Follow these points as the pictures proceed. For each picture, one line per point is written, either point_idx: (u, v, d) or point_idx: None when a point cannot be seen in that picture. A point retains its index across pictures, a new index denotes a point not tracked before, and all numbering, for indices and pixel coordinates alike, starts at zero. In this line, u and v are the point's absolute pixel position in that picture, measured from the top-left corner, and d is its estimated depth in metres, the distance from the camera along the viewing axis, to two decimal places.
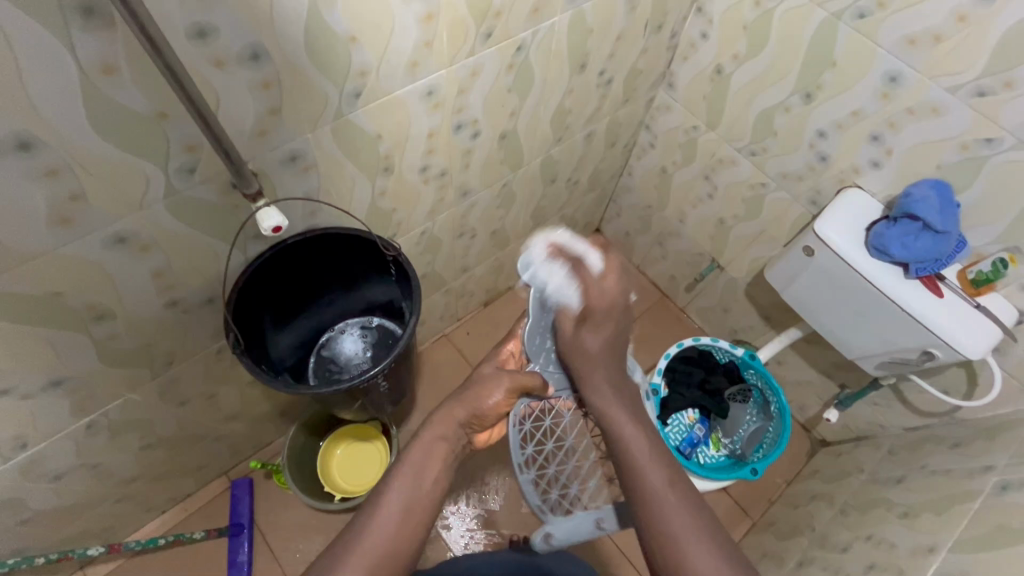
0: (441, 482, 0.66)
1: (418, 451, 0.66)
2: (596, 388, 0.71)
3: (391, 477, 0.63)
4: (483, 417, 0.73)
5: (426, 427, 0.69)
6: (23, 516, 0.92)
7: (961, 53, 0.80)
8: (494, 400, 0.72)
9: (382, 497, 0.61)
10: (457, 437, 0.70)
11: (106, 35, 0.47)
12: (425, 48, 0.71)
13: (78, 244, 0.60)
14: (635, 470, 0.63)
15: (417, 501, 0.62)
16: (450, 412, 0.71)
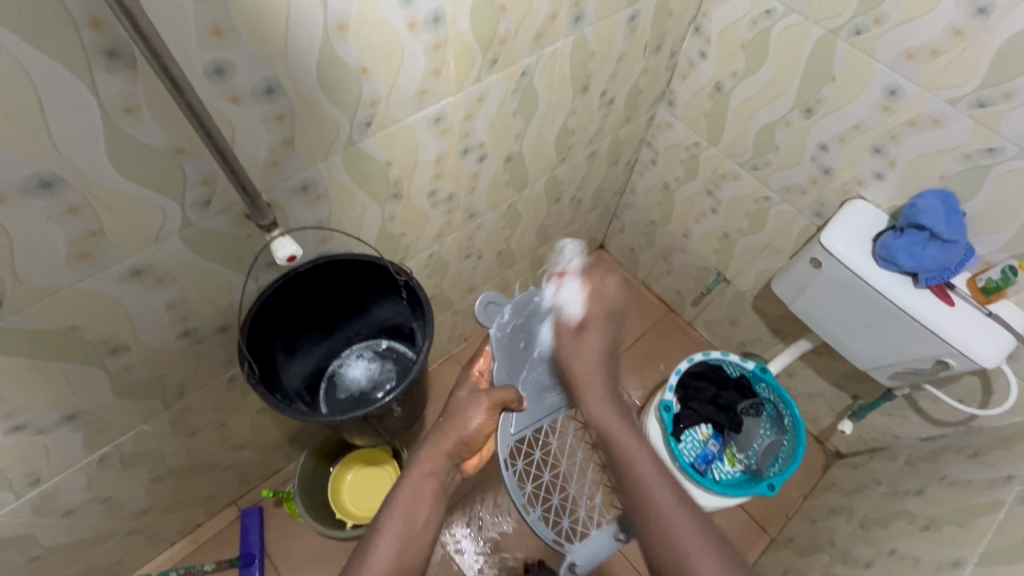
0: (430, 521, 0.71)
1: (407, 490, 0.72)
2: (597, 398, 0.80)
3: (383, 517, 0.69)
4: (466, 442, 0.77)
5: (411, 468, 0.74)
6: (34, 552, 0.90)
7: (959, 65, 0.82)
8: (476, 423, 0.76)
9: (382, 529, 0.68)
10: (445, 470, 0.76)
11: (128, 76, 0.48)
12: (433, 76, 0.73)
13: (95, 279, 0.61)
14: (642, 486, 0.72)
15: (410, 543, 0.68)
16: (434, 450, 0.76)
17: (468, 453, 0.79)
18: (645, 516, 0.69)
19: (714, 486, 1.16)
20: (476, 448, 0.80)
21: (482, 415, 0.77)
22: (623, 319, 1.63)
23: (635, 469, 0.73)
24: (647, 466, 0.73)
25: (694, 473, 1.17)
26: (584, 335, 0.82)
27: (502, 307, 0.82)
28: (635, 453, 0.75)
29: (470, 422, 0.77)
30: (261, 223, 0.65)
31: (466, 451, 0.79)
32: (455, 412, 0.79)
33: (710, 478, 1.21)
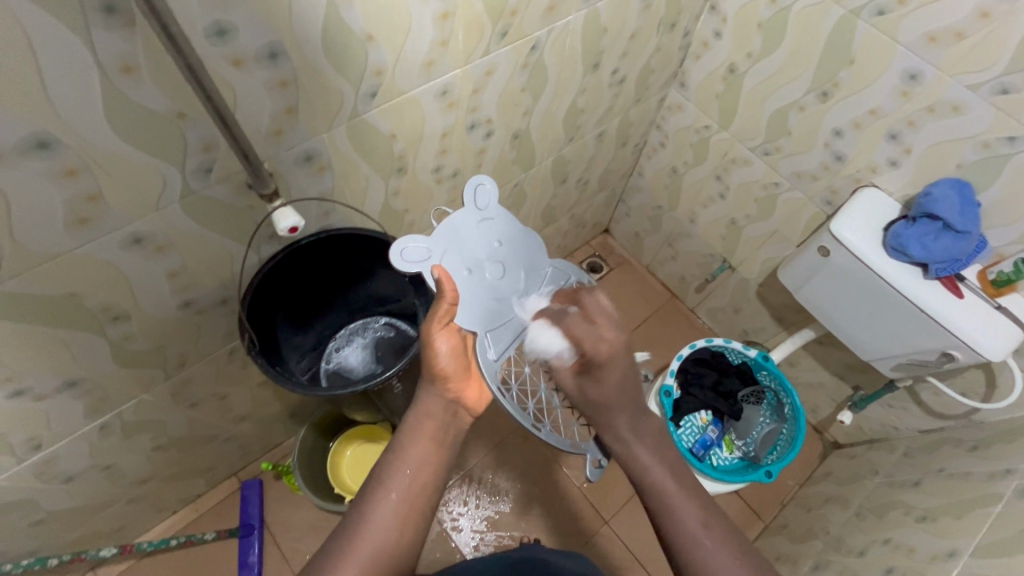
0: (434, 464, 0.64)
1: (410, 440, 0.64)
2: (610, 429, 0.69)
3: (387, 472, 0.62)
4: (446, 372, 0.67)
5: (408, 412, 0.67)
6: (36, 516, 0.92)
7: (984, 50, 0.79)
8: (444, 350, 0.67)
9: (386, 476, 0.62)
10: (446, 412, 0.67)
11: (126, 34, 0.47)
12: (441, 46, 0.71)
13: (96, 244, 0.60)
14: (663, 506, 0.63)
15: (418, 483, 0.62)
16: (426, 390, 0.67)
17: (455, 386, 0.69)
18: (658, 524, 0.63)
19: (712, 472, 1.16)
20: (462, 376, 0.69)
21: (447, 335, 0.67)
22: (625, 304, 1.62)
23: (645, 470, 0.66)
24: (663, 474, 0.65)
25: (693, 458, 1.17)
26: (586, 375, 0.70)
27: (428, 246, 0.68)
28: (645, 462, 0.66)
29: (435, 349, 0.67)
30: (263, 192, 0.64)
31: (451, 384, 0.68)
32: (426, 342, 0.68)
33: (708, 464, 1.21)
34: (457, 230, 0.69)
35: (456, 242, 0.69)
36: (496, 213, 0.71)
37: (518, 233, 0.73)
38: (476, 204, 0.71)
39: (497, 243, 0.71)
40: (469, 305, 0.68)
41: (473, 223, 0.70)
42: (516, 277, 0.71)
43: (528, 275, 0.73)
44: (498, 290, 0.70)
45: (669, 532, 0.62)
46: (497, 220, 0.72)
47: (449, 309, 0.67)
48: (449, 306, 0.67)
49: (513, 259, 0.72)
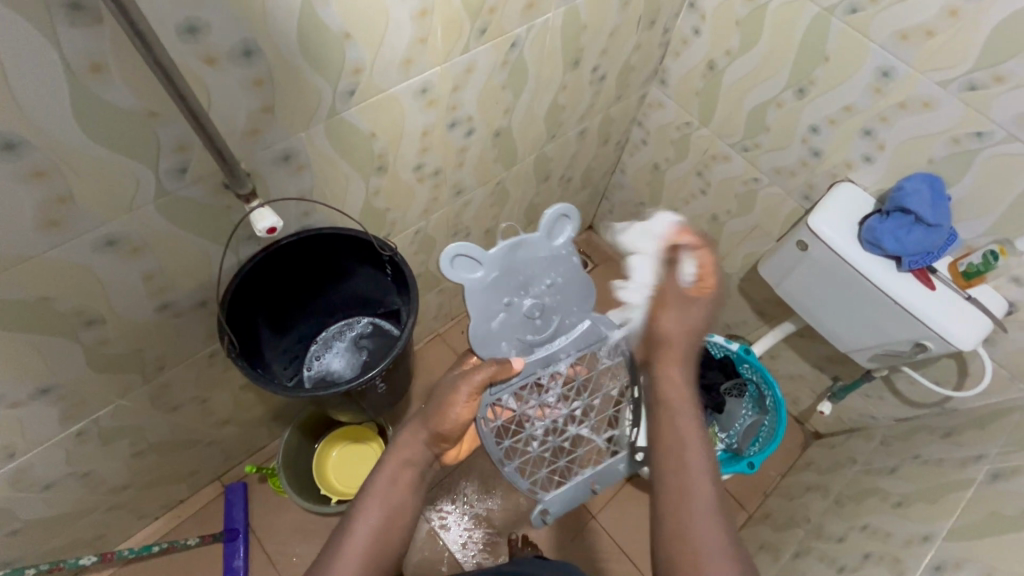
0: (412, 507, 0.65)
1: (387, 476, 0.65)
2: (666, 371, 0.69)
3: (360, 506, 0.62)
4: (446, 433, 0.70)
5: (387, 454, 0.67)
6: (12, 526, 0.90)
7: (953, 46, 0.81)
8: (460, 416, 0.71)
9: (362, 507, 0.62)
10: (425, 461, 0.68)
11: (94, 31, 0.46)
12: (420, 44, 0.70)
13: (68, 246, 0.59)
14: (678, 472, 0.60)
15: (391, 527, 0.61)
16: (414, 435, 0.69)
17: (445, 444, 0.71)
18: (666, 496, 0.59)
19: None
20: (456, 439, 0.72)
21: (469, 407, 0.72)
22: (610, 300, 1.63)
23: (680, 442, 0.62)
24: (696, 447, 0.61)
25: None
26: (659, 314, 0.71)
27: (479, 266, 0.77)
28: (686, 423, 0.64)
29: (455, 412, 0.71)
30: (240, 192, 0.63)
31: (443, 442, 0.71)
32: (450, 398, 0.71)
33: None
34: (517, 253, 0.78)
35: (509, 262, 0.79)
36: (561, 253, 0.82)
37: (575, 277, 0.83)
38: (549, 234, 0.80)
39: (546, 284, 0.82)
40: (489, 323, 0.80)
41: (535, 255, 0.80)
42: (540, 322, 0.83)
43: (559, 319, 0.85)
44: (521, 321, 0.82)
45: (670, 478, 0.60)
46: (557, 260, 0.82)
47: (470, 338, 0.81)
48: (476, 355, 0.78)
49: (551, 300, 0.83)
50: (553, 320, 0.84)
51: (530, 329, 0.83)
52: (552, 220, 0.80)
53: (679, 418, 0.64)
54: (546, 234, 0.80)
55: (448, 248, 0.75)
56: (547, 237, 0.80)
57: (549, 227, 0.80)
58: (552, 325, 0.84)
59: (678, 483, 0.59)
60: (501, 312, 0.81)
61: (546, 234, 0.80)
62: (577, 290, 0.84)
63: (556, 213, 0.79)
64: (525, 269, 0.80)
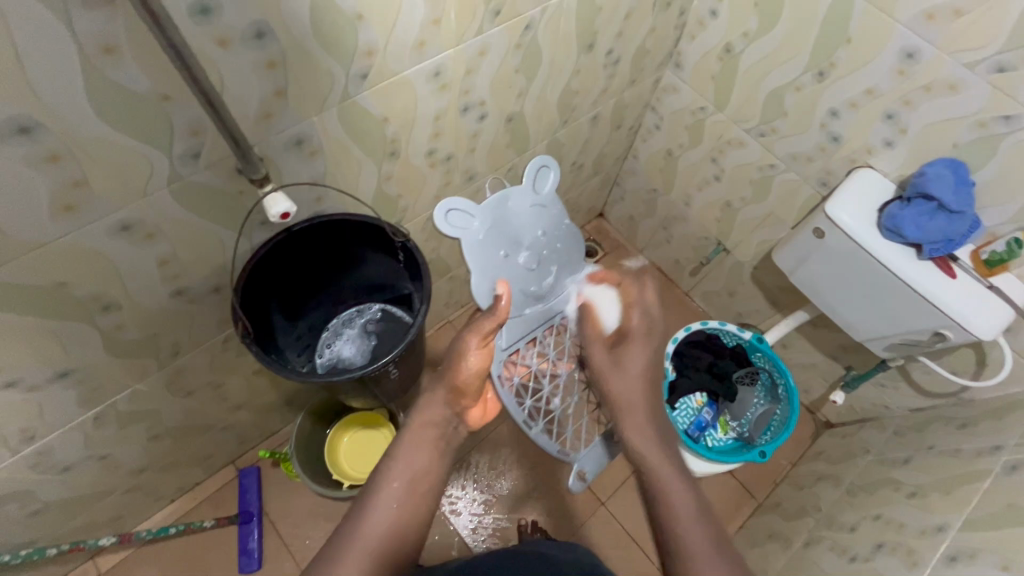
0: (436, 470, 0.64)
1: (410, 437, 0.64)
2: (637, 428, 0.66)
3: (387, 468, 0.62)
4: (464, 386, 0.69)
5: (410, 416, 0.67)
6: (33, 507, 0.91)
7: (982, 27, 0.78)
8: (472, 365, 0.69)
9: (386, 471, 0.62)
10: (447, 421, 0.67)
11: (106, 12, 0.45)
12: (433, 26, 0.69)
13: (83, 231, 0.59)
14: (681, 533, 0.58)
15: (419, 486, 0.61)
16: (433, 396, 0.68)
17: (466, 401, 0.69)
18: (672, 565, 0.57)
19: (707, 453, 1.18)
20: (476, 395, 0.70)
21: (483, 353, 0.69)
22: None
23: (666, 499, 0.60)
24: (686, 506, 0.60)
25: (688, 439, 1.19)
26: (619, 353, 0.71)
27: (474, 218, 0.69)
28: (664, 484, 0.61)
29: (467, 362, 0.69)
30: (253, 178, 0.63)
31: (463, 398, 0.69)
32: (460, 348, 0.69)
33: (703, 445, 1.23)
34: (509, 204, 0.71)
35: (501, 216, 0.71)
36: (549, 202, 0.75)
37: (563, 227, 0.77)
38: (534, 187, 0.73)
39: (539, 234, 0.74)
40: (490, 280, 0.71)
41: (527, 206, 0.73)
42: (540, 276, 0.75)
43: (557, 269, 0.77)
44: (520, 277, 0.73)
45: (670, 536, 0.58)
46: (548, 208, 0.75)
47: (494, 326, 0.69)
48: (496, 323, 0.69)
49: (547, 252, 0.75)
50: (552, 273, 0.77)
51: (532, 282, 0.74)
52: (535, 170, 0.73)
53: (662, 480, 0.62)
54: (530, 184, 0.73)
55: (444, 201, 0.67)
56: (532, 188, 0.73)
57: (532, 177, 0.73)
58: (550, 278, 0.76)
59: (660, 512, 0.60)
60: (501, 269, 0.71)
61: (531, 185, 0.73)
62: (568, 236, 0.77)
63: (536, 163, 0.73)
64: (517, 222, 0.73)
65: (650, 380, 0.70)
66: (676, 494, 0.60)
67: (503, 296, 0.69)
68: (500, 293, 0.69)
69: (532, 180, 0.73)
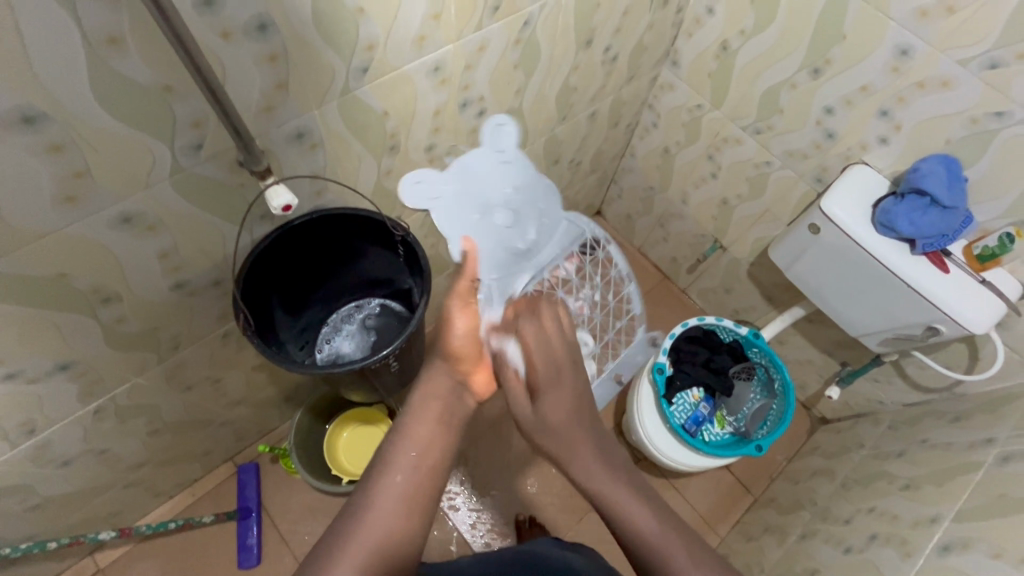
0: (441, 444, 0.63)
1: (415, 411, 0.64)
2: (580, 464, 0.65)
3: (392, 445, 0.61)
4: (458, 351, 0.72)
5: (416, 389, 0.68)
6: (32, 501, 0.91)
7: (974, 23, 0.79)
8: (460, 328, 0.73)
9: (393, 451, 0.60)
10: (451, 392, 0.68)
11: (110, 2, 0.46)
12: (433, 21, 0.70)
13: (85, 223, 0.59)
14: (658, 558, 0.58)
15: (425, 461, 0.60)
16: (438, 371, 0.69)
17: (466, 366, 0.72)
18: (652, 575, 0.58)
19: (704, 447, 1.19)
20: (476, 358, 0.72)
21: (467, 315, 0.73)
22: None
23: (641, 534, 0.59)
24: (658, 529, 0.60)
25: (685, 434, 1.20)
26: (539, 403, 0.70)
27: (443, 181, 0.78)
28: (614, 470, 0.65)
29: (454, 325, 0.73)
30: (254, 169, 0.63)
31: (461, 364, 0.71)
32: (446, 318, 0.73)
33: (700, 440, 1.23)
34: (470, 167, 0.78)
35: (468, 180, 0.77)
36: (513, 158, 0.80)
37: (532, 181, 0.82)
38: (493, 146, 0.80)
39: (510, 190, 0.79)
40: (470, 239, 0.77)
41: (495, 165, 0.79)
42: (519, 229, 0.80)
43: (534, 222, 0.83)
44: (501, 232, 0.79)
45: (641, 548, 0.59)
46: (512, 163, 0.80)
47: (470, 286, 0.75)
48: (469, 281, 0.75)
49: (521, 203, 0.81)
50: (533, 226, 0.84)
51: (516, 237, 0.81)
52: (490, 129, 0.81)
53: (631, 510, 0.61)
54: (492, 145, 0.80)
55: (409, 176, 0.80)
56: (493, 146, 0.80)
57: (489, 133, 0.81)
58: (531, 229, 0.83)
59: (635, 537, 0.59)
60: (484, 230, 0.77)
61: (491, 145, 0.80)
62: (543, 190, 0.84)
63: (493, 122, 0.81)
64: (492, 181, 0.78)
65: (576, 416, 0.69)
66: (641, 518, 0.60)
67: (468, 251, 0.75)
68: (464, 247, 0.75)
69: (491, 139, 0.81)
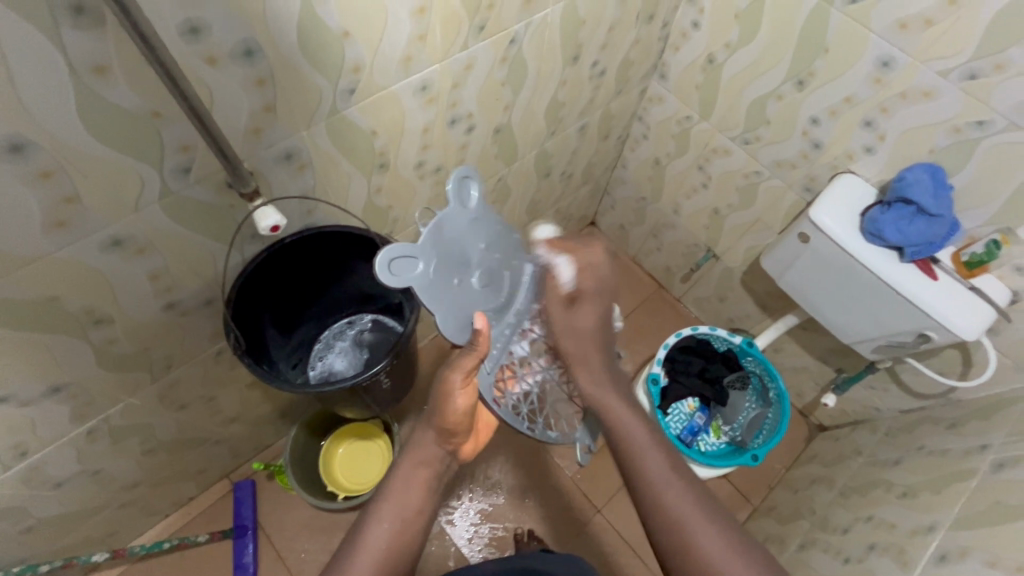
0: (425, 508, 0.65)
1: (400, 479, 0.65)
2: (589, 369, 0.70)
3: (377, 511, 0.63)
4: (453, 426, 0.67)
5: (402, 455, 0.67)
6: (26, 524, 0.91)
7: (953, 35, 0.81)
8: (460, 405, 0.66)
9: (376, 516, 0.62)
10: (439, 459, 0.68)
11: (97, 33, 0.47)
12: (418, 41, 0.71)
13: (76, 246, 0.60)
14: (660, 513, 0.60)
15: (406, 528, 0.62)
16: (424, 436, 0.68)
17: (456, 438, 0.68)
18: (652, 517, 0.60)
19: (700, 458, 1.19)
20: (467, 431, 0.69)
21: (467, 392, 0.66)
22: (613, 296, 1.64)
23: (651, 483, 0.61)
24: (664, 472, 0.62)
25: (681, 444, 1.20)
26: (574, 309, 0.71)
27: (416, 259, 0.60)
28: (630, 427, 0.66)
29: (454, 403, 0.66)
30: (243, 191, 0.64)
31: (453, 436, 0.68)
32: (443, 389, 0.66)
33: (696, 450, 1.24)
34: (444, 231, 0.61)
35: (439, 242, 0.62)
36: (482, 214, 0.66)
37: (500, 231, 0.68)
38: (461, 201, 0.64)
39: (484, 246, 0.66)
40: (456, 318, 0.64)
41: (461, 224, 0.64)
42: (497, 290, 0.68)
43: (512, 275, 0.70)
44: (481, 298, 0.66)
45: (649, 493, 0.61)
46: (483, 220, 0.65)
47: (477, 362, 0.64)
48: (476, 359, 0.64)
49: (496, 261, 0.68)
50: (506, 278, 0.69)
51: (492, 298, 0.68)
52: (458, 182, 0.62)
53: (645, 462, 0.63)
54: (461, 204, 0.63)
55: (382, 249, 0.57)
56: (465, 208, 0.63)
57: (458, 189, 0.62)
58: (507, 283, 0.69)
59: (638, 475, 0.62)
60: (460, 298, 0.64)
61: (460, 204, 0.63)
62: (515, 239, 0.70)
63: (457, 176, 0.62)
64: (462, 244, 0.64)
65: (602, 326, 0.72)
66: (652, 467, 0.62)
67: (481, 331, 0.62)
68: (478, 326, 0.62)
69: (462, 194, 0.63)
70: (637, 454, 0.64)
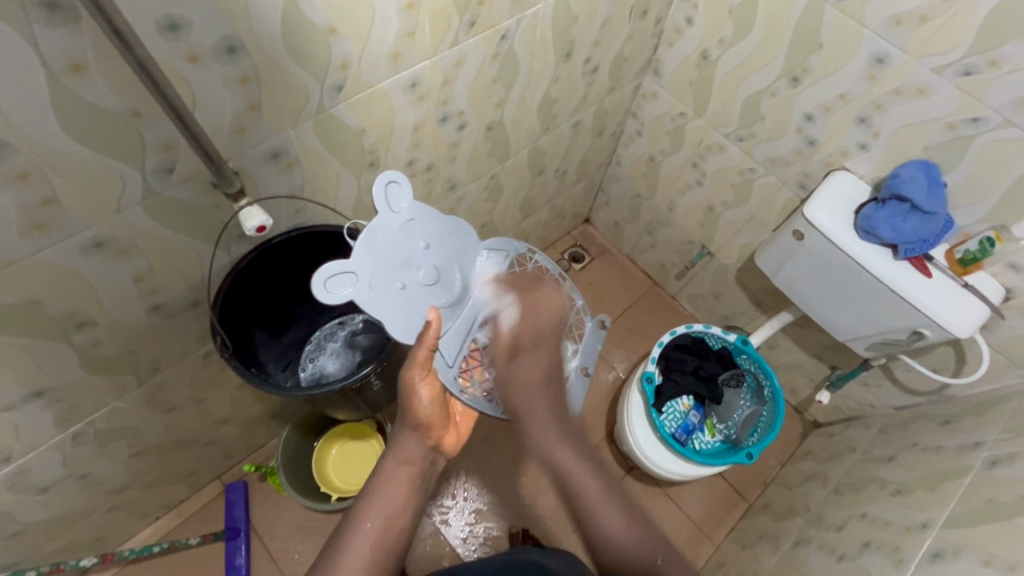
0: (408, 506, 0.69)
1: (383, 480, 0.68)
2: (544, 440, 0.85)
3: (362, 510, 0.67)
4: (428, 420, 0.69)
5: (384, 456, 0.69)
6: (12, 529, 0.90)
7: (947, 32, 0.80)
8: (426, 398, 0.67)
9: (362, 516, 0.66)
10: (422, 458, 0.70)
11: (72, 30, 0.45)
12: (407, 38, 0.69)
13: (56, 249, 0.58)
14: (597, 511, 0.83)
15: (392, 526, 0.66)
16: (404, 436, 0.70)
17: (436, 433, 0.70)
18: (593, 536, 0.82)
19: (695, 456, 1.18)
20: (443, 425, 0.70)
21: (428, 382, 0.67)
22: (608, 293, 1.63)
23: (580, 494, 0.85)
24: (593, 487, 0.85)
25: (676, 443, 1.19)
26: (518, 362, 0.75)
27: (354, 272, 0.58)
28: (580, 477, 0.86)
29: (419, 395, 0.67)
30: (228, 191, 0.63)
31: (432, 431, 0.70)
32: (408, 387, 0.66)
33: (692, 449, 1.23)
34: (377, 237, 0.59)
35: (376, 251, 0.60)
36: (416, 212, 0.62)
37: (444, 224, 0.65)
38: (391, 206, 0.61)
39: (425, 245, 0.63)
40: (405, 323, 0.62)
41: (397, 227, 0.61)
42: (447, 286, 0.65)
43: (464, 272, 0.67)
44: (430, 296, 0.64)
45: (590, 521, 0.82)
46: (418, 219, 0.62)
47: (428, 355, 0.63)
48: (428, 352, 0.63)
49: (444, 259, 0.65)
50: (455, 275, 0.66)
51: (442, 294, 0.65)
52: (382, 185, 0.59)
53: (589, 493, 0.84)
54: (389, 209, 0.60)
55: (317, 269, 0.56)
56: (388, 212, 0.60)
57: (382, 192, 0.59)
58: (458, 278, 0.66)
59: (601, 535, 0.81)
60: (404, 300, 0.62)
61: (389, 210, 0.60)
62: (462, 228, 0.67)
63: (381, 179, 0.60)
64: (399, 246, 0.61)
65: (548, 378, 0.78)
66: (609, 524, 0.81)
67: (432, 323, 0.62)
68: (430, 320, 0.62)
69: (388, 199, 0.60)
70: (579, 486, 0.85)
